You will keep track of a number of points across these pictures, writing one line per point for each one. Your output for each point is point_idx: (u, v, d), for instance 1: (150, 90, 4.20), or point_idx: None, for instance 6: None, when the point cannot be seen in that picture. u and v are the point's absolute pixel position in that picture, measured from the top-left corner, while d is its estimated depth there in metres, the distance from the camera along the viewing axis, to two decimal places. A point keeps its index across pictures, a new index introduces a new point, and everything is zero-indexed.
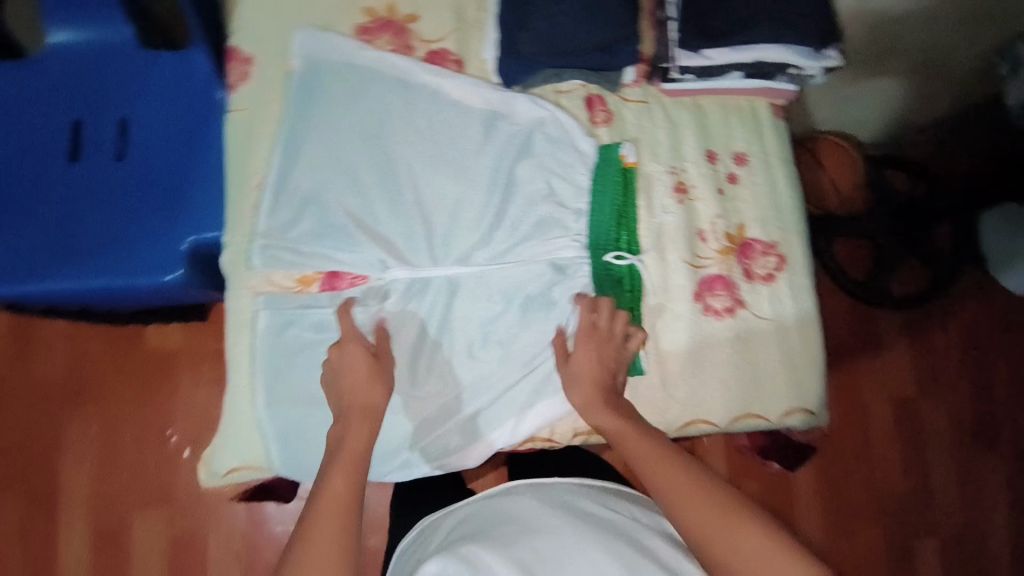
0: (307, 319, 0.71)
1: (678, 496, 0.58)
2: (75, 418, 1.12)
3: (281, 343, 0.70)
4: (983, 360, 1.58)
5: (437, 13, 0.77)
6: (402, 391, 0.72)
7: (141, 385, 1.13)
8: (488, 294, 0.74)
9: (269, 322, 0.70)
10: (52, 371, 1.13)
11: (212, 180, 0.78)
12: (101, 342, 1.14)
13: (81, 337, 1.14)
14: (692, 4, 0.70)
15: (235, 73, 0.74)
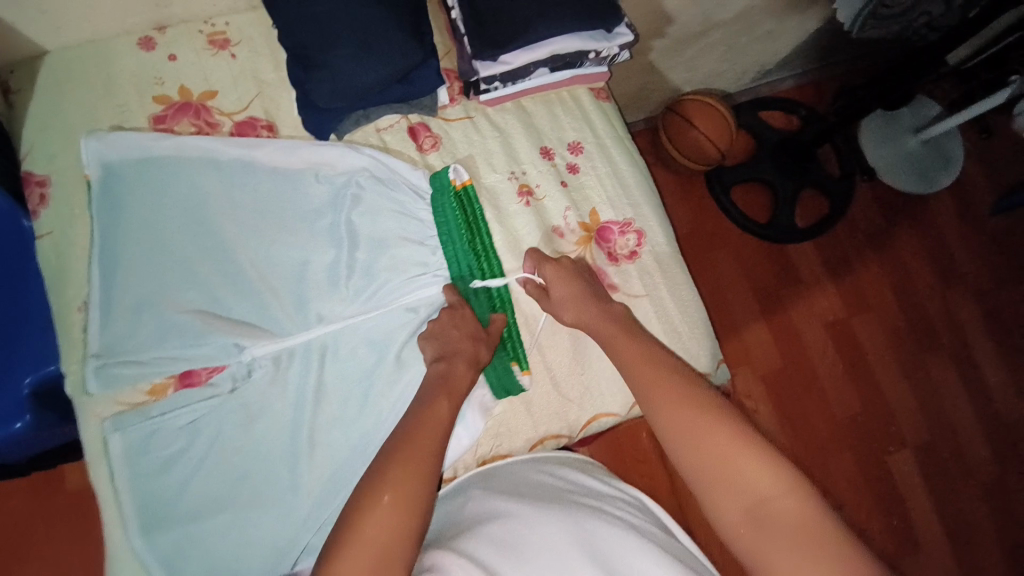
0: (167, 424, 0.65)
1: (689, 423, 0.58)
2: None
3: (146, 460, 0.64)
4: (898, 264, 1.64)
5: (233, 84, 0.75)
6: (288, 480, 0.65)
7: (75, 525, 1.10)
8: (357, 350, 0.70)
9: (126, 444, 0.64)
10: None
11: (46, 315, 0.75)
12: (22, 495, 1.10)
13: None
14: (475, 18, 0.70)
15: (34, 198, 0.69)
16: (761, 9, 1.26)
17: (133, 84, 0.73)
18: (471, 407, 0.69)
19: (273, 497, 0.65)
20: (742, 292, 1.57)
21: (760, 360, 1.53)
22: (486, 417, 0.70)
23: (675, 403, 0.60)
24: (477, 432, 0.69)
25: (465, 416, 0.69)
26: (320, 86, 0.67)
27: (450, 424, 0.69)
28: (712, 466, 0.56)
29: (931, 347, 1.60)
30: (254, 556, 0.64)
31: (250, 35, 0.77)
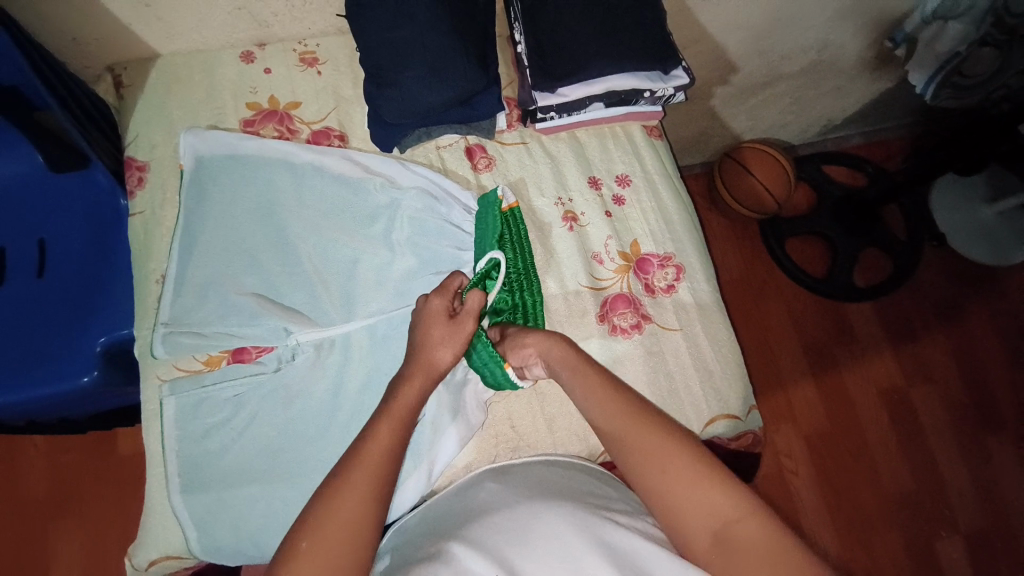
0: (217, 394, 0.70)
1: (642, 457, 0.58)
2: (59, 530, 1.16)
3: (192, 426, 0.69)
4: (965, 337, 1.54)
5: (316, 96, 0.83)
6: (318, 462, 0.68)
7: (121, 486, 1.20)
8: (397, 347, 0.73)
9: (178, 409, 0.69)
10: (34, 484, 1.18)
11: (123, 284, 0.82)
12: (79, 451, 1.21)
13: (61, 446, 1.21)
14: (537, 53, 0.75)
15: (133, 180, 0.78)
16: (827, 65, 1.26)
17: (231, 90, 0.82)
18: (466, 400, 0.71)
19: (302, 477, 0.68)
20: (789, 346, 1.51)
21: (804, 419, 1.45)
22: (482, 407, 0.72)
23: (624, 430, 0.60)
24: (473, 425, 0.71)
25: (464, 409, 0.71)
26: (389, 104, 0.74)
27: (453, 421, 0.70)
28: (671, 506, 0.56)
29: (998, 432, 1.47)
30: (274, 531, 0.66)
31: (336, 55, 0.85)
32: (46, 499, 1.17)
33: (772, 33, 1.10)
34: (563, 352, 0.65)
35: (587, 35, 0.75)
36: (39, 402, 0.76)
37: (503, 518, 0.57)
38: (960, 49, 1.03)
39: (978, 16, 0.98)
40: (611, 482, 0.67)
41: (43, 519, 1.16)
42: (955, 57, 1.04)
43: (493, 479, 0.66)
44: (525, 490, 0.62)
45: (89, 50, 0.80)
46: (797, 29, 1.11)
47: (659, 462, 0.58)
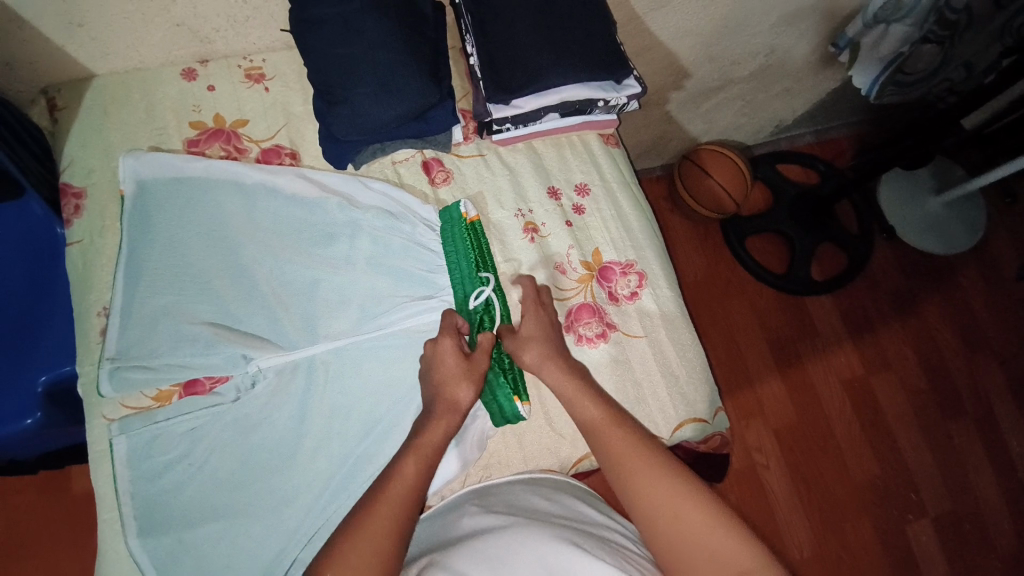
0: (170, 430, 0.67)
1: (641, 482, 0.59)
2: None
3: (144, 465, 0.65)
4: (918, 325, 1.60)
5: (264, 113, 0.81)
6: (283, 495, 0.66)
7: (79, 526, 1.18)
8: (363, 368, 0.71)
9: (127, 449, 0.65)
10: None
11: (62, 317, 0.78)
12: (33, 491, 1.19)
13: (12, 488, 1.18)
14: (490, 65, 0.74)
15: (70, 208, 0.74)
16: (776, 69, 1.30)
17: (173, 110, 0.79)
18: (467, 436, 0.70)
19: (267, 512, 0.65)
20: (755, 343, 1.55)
21: (773, 414, 1.48)
22: (481, 445, 0.71)
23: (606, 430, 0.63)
24: (468, 460, 0.70)
25: (462, 443, 0.69)
26: (339, 121, 0.72)
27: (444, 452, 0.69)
28: (671, 530, 0.57)
29: (953, 415, 1.53)
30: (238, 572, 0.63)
31: (283, 71, 0.83)
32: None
33: (721, 40, 1.13)
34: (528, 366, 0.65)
35: (539, 46, 0.74)
36: None
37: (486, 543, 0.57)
38: (902, 49, 1.09)
39: (920, 18, 1.03)
40: (593, 503, 0.67)
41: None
42: (898, 57, 1.10)
43: (473, 502, 0.65)
44: (509, 513, 0.61)
45: (15, 73, 0.75)
46: (745, 35, 1.14)
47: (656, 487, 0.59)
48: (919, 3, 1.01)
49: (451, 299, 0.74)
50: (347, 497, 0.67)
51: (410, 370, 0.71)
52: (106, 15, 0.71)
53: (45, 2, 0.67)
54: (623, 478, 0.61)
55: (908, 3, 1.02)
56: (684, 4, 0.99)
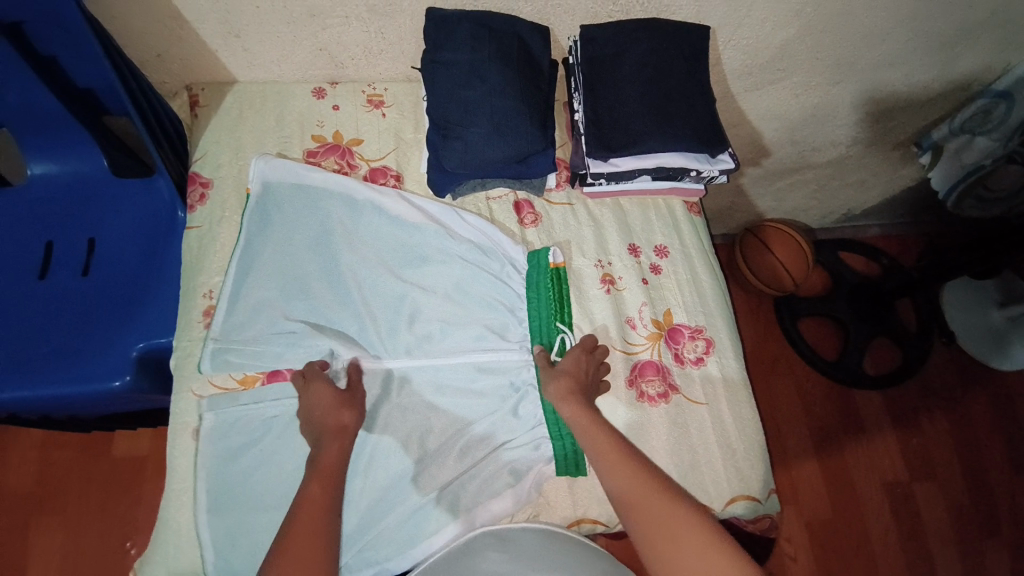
0: (250, 415, 0.71)
1: (653, 514, 0.60)
2: (39, 529, 1.19)
3: (222, 444, 0.69)
4: (970, 437, 1.54)
5: (378, 135, 0.87)
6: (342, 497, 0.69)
7: (108, 490, 1.23)
8: (435, 387, 0.75)
9: (213, 425, 0.70)
10: (23, 477, 1.22)
11: (163, 291, 0.84)
12: (71, 450, 1.25)
13: (55, 442, 1.25)
14: (595, 124, 0.79)
15: (195, 194, 0.81)
16: (853, 161, 1.32)
17: (298, 121, 0.86)
18: (526, 474, 0.72)
19: None
20: (797, 427, 1.51)
21: (807, 504, 1.44)
22: (533, 488, 0.72)
23: (651, 511, 0.60)
24: (523, 497, 0.72)
25: (521, 482, 0.71)
26: (451, 153, 0.77)
27: (504, 487, 0.71)
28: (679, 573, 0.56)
29: (1002, 540, 1.45)
30: None
31: (401, 100, 0.90)
32: (33, 494, 1.21)
33: (804, 127, 1.16)
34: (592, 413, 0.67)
35: (644, 112, 0.79)
36: (65, 399, 0.76)
37: None
38: (985, 161, 1.15)
39: (1005, 134, 1.10)
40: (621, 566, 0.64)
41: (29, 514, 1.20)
42: (978, 168, 1.16)
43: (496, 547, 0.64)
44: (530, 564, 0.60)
45: (168, 67, 0.84)
46: (829, 126, 1.17)
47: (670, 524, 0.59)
48: (1006, 119, 1.08)
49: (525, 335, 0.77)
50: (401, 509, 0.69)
51: (480, 398, 0.75)
52: (262, 32, 0.79)
53: (214, 13, 0.76)
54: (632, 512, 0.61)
55: (997, 117, 1.08)
56: (778, 89, 1.03)
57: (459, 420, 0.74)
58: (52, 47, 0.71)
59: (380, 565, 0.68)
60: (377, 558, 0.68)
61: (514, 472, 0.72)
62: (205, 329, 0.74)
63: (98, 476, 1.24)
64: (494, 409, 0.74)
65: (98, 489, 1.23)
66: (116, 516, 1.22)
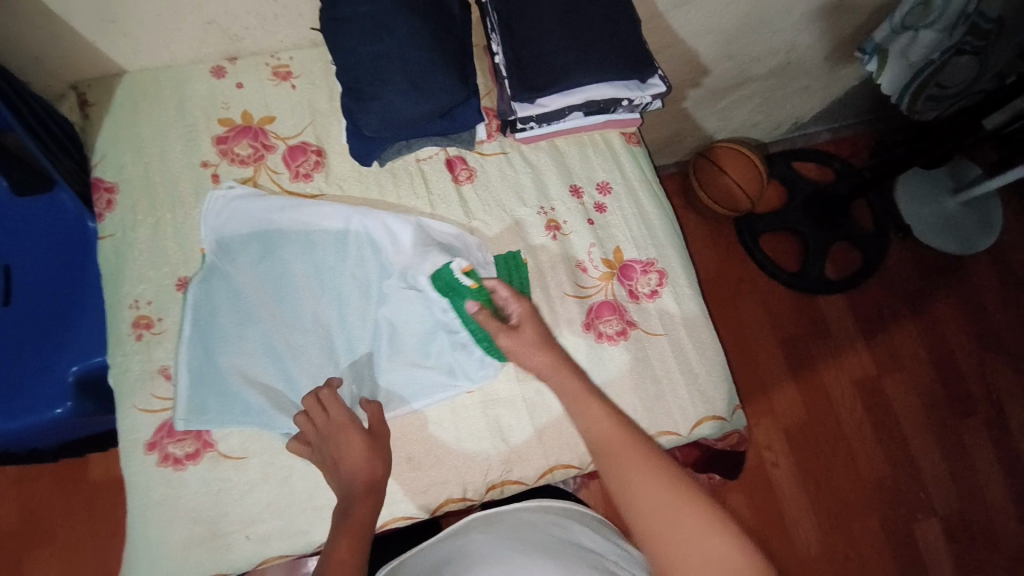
0: (217, 421, 0.67)
1: (635, 485, 0.59)
2: (30, 563, 1.18)
3: (197, 426, 0.67)
4: (932, 325, 1.60)
5: (291, 111, 0.82)
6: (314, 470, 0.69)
7: (93, 513, 1.22)
8: (411, 394, 0.71)
9: (189, 416, 0.67)
10: (4, 516, 1.20)
11: (89, 312, 0.79)
12: (48, 480, 1.23)
13: (29, 476, 1.22)
14: (515, 64, 0.75)
15: (101, 202, 0.74)
16: (793, 67, 1.30)
17: (202, 107, 0.80)
18: (495, 426, 0.72)
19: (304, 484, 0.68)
20: (771, 346, 1.55)
21: (785, 414, 1.49)
22: (497, 441, 0.72)
23: (645, 492, 0.59)
24: (491, 451, 0.71)
25: (488, 438, 0.71)
26: (368, 117, 0.73)
27: (472, 445, 0.71)
28: (666, 540, 0.57)
29: (965, 416, 1.54)
30: (280, 539, 0.67)
31: (309, 69, 0.84)
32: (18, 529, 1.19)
33: (741, 37, 1.13)
34: (549, 360, 0.68)
35: (565, 46, 0.75)
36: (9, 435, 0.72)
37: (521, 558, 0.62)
38: (932, 56, 1.11)
39: (950, 23, 1.03)
40: (601, 531, 0.71)
41: (17, 550, 1.18)
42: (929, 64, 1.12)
43: (480, 529, 0.68)
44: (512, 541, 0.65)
45: (44, 67, 0.76)
46: (766, 32, 1.14)
47: (656, 500, 0.58)
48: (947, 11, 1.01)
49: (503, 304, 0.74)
50: None
51: (455, 370, 0.72)
52: (140, 13, 0.72)
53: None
54: (618, 477, 0.61)
55: (937, 9, 1.01)
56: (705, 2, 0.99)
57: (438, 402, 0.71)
58: None
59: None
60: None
61: (497, 428, 0.72)
62: (138, 342, 0.70)
63: (81, 501, 1.23)
64: (460, 367, 0.72)
65: (85, 513, 1.22)
66: (107, 538, 1.21)
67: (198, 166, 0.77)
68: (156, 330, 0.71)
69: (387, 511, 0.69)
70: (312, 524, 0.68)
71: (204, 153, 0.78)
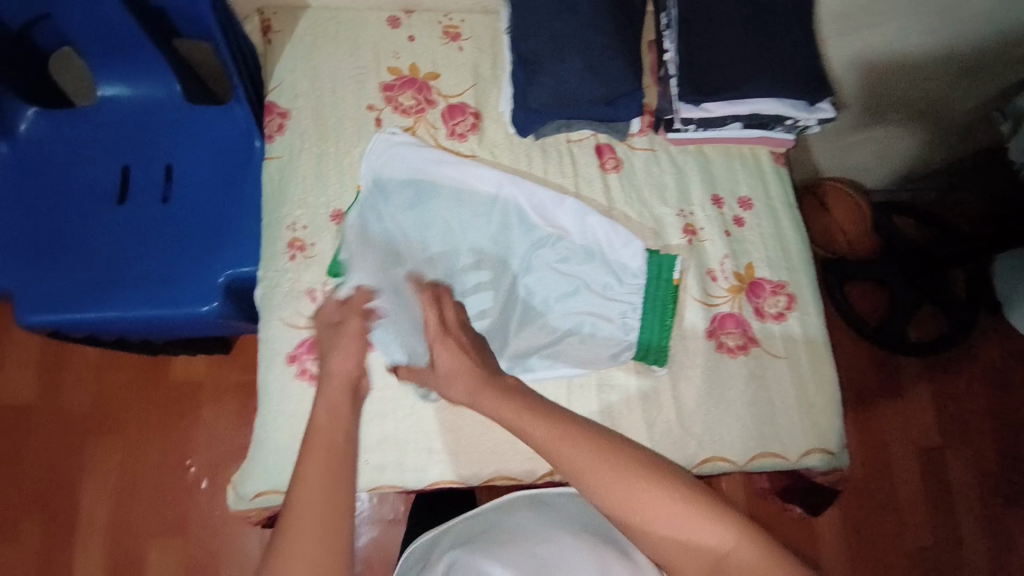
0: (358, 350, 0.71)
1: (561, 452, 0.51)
2: (96, 446, 1.18)
3: None
4: (1011, 409, 1.53)
5: (456, 70, 0.84)
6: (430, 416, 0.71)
7: (166, 412, 1.20)
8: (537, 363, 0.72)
9: None
10: (78, 397, 1.20)
11: (241, 225, 0.80)
12: (131, 369, 1.22)
13: (110, 362, 1.21)
14: (689, 63, 0.75)
15: (273, 124, 0.78)
16: (927, 118, 1.26)
17: (374, 52, 0.83)
18: (607, 412, 0.73)
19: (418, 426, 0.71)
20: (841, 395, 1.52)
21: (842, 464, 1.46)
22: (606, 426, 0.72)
23: (576, 462, 0.51)
24: None
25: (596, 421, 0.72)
26: (540, 90, 0.74)
27: None
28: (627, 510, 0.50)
29: None
30: (388, 473, 0.70)
31: (479, 33, 0.86)
32: (90, 411, 1.19)
33: (887, 80, 1.11)
34: None
35: (743, 56, 0.75)
36: (156, 320, 0.77)
37: (537, 540, 0.63)
38: None
39: None
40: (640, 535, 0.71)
41: (83, 431, 1.18)
42: None
43: (529, 508, 0.70)
44: (559, 521, 0.67)
45: None
46: (913, 79, 1.12)
47: (601, 469, 0.50)
48: None
49: (637, 297, 0.74)
50: (479, 431, 0.71)
51: (581, 350, 0.73)
52: None
53: None
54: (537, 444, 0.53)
55: None
56: (874, 35, 1.00)
57: (561, 376, 0.72)
58: None
59: (459, 480, 0.71)
60: (457, 471, 0.71)
61: (608, 415, 0.73)
62: (291, 262, 0.74)
63: (158, 397, 1.21)
64: (583, 349, 0.73)
65: (156, 413, 1.20)
66: (169, 439, 1.19)
67: (364, 108, 0.80)
68: (308, 255, 0.75)
69: (494, 468, 0.71)
70: (423, 464, 0.70)
71: (370, 97, 0.81)
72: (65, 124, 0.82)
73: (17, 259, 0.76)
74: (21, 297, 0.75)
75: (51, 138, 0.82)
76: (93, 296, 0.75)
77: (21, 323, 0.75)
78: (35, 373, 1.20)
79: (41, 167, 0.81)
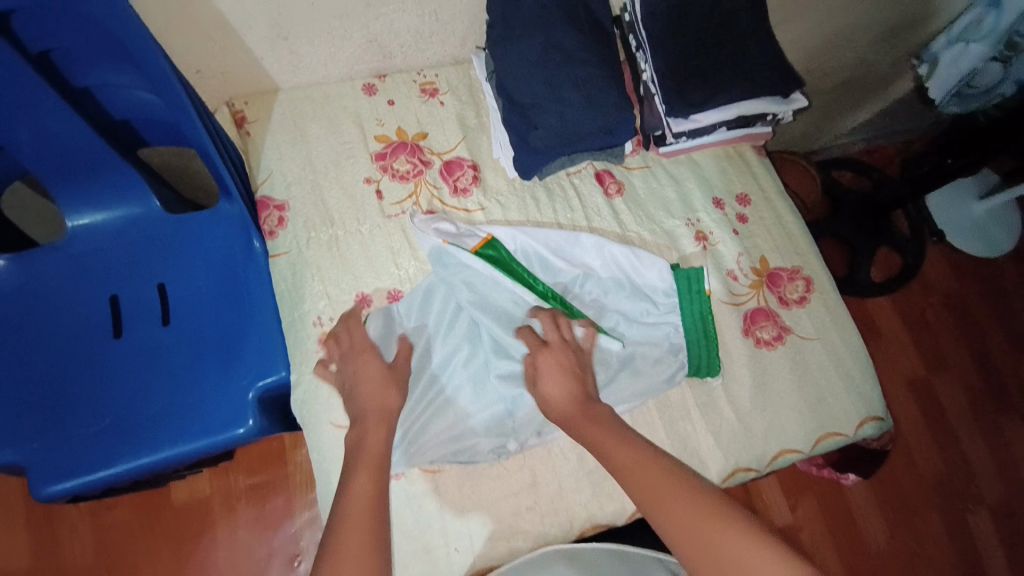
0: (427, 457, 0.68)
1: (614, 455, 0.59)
2: None
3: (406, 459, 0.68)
4: (975, 324, 1.68)
5: (442, 126, 0.83)
6: (507, 481, 0.69)
7: (179, 541, 1.09)
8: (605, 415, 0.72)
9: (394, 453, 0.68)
10: (77, 551, 1.07)
11: (258, 330, 0.75)
12: (129, 506, 1.10)
13: (104, 503, 1.10)
14: (672, 79, 0.78)
15: (273, 219, 0.75)
16: (855, 82, 1.36)
17: (357, 122, 0.81)
18: (676, 432, 0.73)
19: (498, 496, 0.69)
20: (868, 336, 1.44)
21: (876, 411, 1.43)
22: (678, 446, 0.73)
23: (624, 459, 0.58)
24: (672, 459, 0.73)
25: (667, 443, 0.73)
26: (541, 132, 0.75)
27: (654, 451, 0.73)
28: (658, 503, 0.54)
29: (1006, 409, 1.60)
30: (480, 552, 0.67)
31: (455, 85, 0.86)
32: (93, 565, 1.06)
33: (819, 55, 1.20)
34: None
35: (719, 66, 0.79)
36: (192, 455, 0.70)
37: None
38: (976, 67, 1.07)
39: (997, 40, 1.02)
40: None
41: None
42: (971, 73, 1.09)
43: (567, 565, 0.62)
44: None
45: (206, 82, 0.76)
46: (842, 50, 1.21)
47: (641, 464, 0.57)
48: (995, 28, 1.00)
49: (677, 315, 0.75)
50: (560, 486, 0.70)
51: (637, 382, 0.73)
52: (311, 31, 0.73)
53: (264, 17, 0.69)
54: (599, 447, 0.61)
55: (988, 26, 1.01)
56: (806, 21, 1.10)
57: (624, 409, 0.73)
58: (85, 78, 0.64)
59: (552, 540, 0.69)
60: (549, 532, 0.68)
61: (675, 435, 0.73)
62: (325, 358, 0.71)
63: (166, 528, 1.10)
64: (640, 378, 0.73)
65: (168, 540, 1.09)
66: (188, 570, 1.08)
67: (362, 183, 0.78)
68: None
69: (583, 519, 0.69)
70: (513, 533, 0.68)
71: (366, 170, 0.79)
72: (37, 265, 0.74)
73: (13, 430, 0.67)
74: (31, 470, 0.66)
75: (21, 284, 0.74)
76: (119, 445, 0.68)
77: (40, 496, 0.66)
78: (21, 537, 1.06)
79: (17, 318, 0.72)
